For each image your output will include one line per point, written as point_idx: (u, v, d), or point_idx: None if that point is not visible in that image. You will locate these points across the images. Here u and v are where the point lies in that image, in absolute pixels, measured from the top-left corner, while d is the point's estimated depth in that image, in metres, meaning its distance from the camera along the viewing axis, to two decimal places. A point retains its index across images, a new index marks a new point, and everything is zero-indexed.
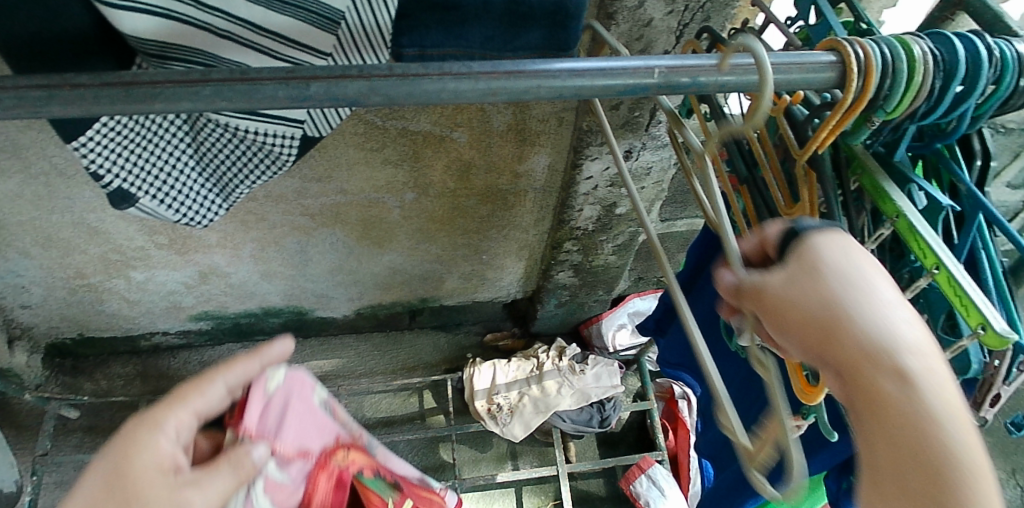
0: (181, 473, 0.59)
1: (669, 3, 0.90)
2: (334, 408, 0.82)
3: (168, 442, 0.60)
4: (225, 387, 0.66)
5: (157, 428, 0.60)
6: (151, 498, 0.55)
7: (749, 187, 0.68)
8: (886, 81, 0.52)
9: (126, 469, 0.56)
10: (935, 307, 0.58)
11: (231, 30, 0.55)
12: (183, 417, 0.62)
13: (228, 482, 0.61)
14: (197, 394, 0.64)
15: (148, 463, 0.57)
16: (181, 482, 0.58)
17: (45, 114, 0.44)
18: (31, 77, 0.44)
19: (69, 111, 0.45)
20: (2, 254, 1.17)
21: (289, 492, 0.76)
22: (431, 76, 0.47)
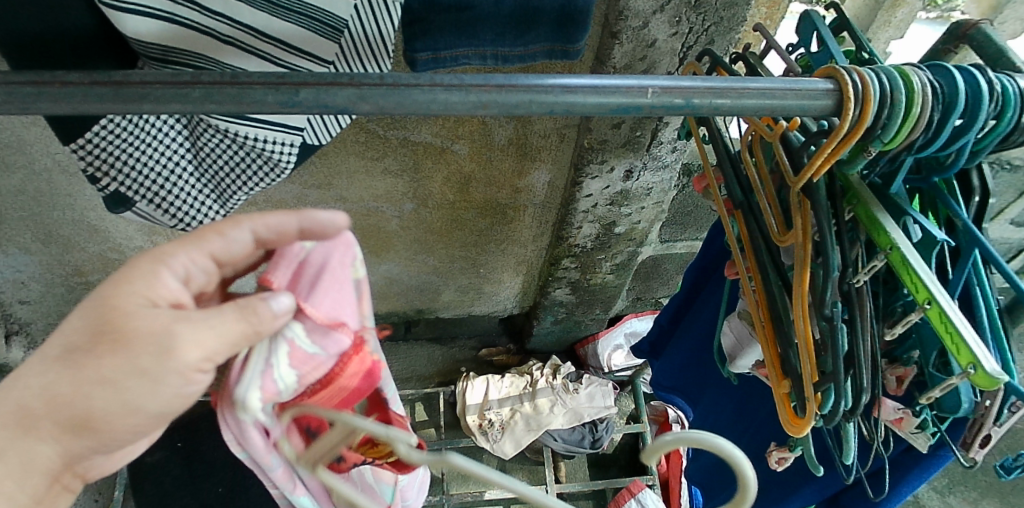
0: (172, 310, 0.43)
1: (672, 24, 0.90)
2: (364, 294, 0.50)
3: (172, 280, 0.45)
4: (253, 234, 0.46)
5: (161, 261, 0.44)
6: (139, 331, 0.42)
7: (744, 212, 0.67)
8: (883, 112, 0.51)
9: (112, 297, 0.43)
10: (928, 343, 0.57)
11: (233, 36, 0.55)
12: (198, 256, 0.46)
13: (230, 328, 0.41)
14: (215, 233, 0.46)
15: (140, 296, 0.43)
16: (173, 318, 0.42)
17: (34, 110, 0.44)
18: (22, 73, 0.44)
19: (57, 108, 0.44)
20: (2, 250, 1.18)
21: (318, 370, 0.46)
22: (422, 87, 0.47)
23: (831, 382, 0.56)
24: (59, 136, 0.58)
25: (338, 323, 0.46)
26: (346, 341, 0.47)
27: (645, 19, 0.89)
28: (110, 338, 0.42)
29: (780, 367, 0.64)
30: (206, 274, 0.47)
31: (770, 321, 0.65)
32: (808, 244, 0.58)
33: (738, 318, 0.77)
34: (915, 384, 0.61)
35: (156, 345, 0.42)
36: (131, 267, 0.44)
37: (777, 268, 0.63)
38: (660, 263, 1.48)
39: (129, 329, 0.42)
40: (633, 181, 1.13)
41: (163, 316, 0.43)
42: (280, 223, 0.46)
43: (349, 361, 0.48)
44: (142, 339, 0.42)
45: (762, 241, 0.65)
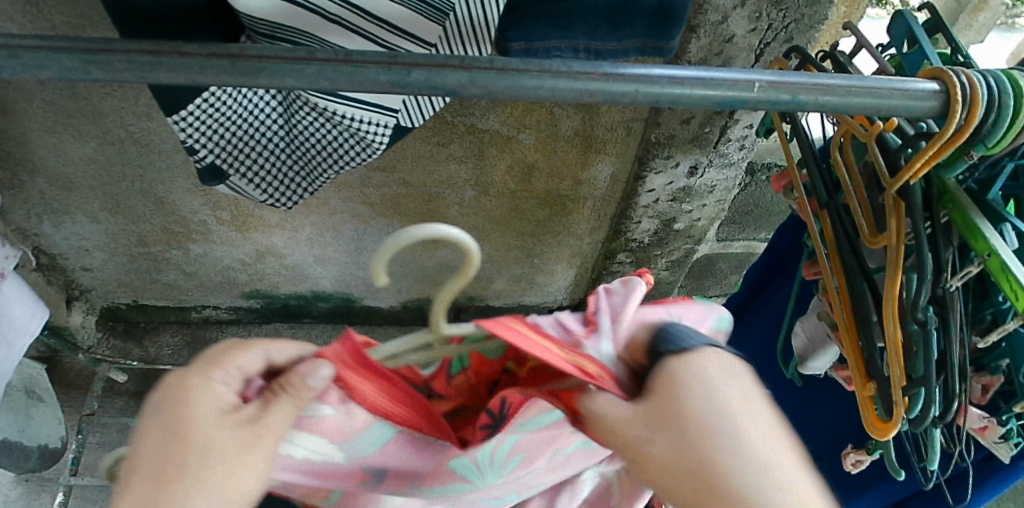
0: (241, 417, 0.40)
1: (752, 19, 0.90)
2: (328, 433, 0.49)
3: (223, 389, 0.41)
4: (265, 356, 0.46)
5: (204, 372, 0.41)
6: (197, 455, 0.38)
7: (829, 212, 0.67)
8: (990, 116, 0.51)
9: (176, 406, 0.39)
10: (1020, 354, 0.56)
11: (342, 15, 0.57)
12: (232, 368, 0.42)
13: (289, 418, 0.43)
14: (230, 350, 0.43)
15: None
16: (240, 427, 0.40)
17: (151, 79, 0.46)
18: (140, 42, 0.46)
19: (173, 78, 0.46)
20: (70, 216, 1.23)
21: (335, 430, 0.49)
22: (531, 72, 0.48)
23: (922, 387, 0.56)
24: (161, 108, 0.61)
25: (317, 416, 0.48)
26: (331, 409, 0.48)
27: (725, 14, 0.88)
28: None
29: (864, 370, 0.64)
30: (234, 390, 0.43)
31: (853, 322, 0.64)
32: (903, 245, 0.57)
33: (814, 318, 0.76)
34: (1001, 394, 0.61)
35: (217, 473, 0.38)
36: (183, 462, 0.37)
37: (864, 271, 0.63)
38: (715, 262, 1.47)
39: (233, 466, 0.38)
40: (697, 177, 1.13)
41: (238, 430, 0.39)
42: (290, 346, 0.47)
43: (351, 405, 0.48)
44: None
45: (847, 241, 0.64)
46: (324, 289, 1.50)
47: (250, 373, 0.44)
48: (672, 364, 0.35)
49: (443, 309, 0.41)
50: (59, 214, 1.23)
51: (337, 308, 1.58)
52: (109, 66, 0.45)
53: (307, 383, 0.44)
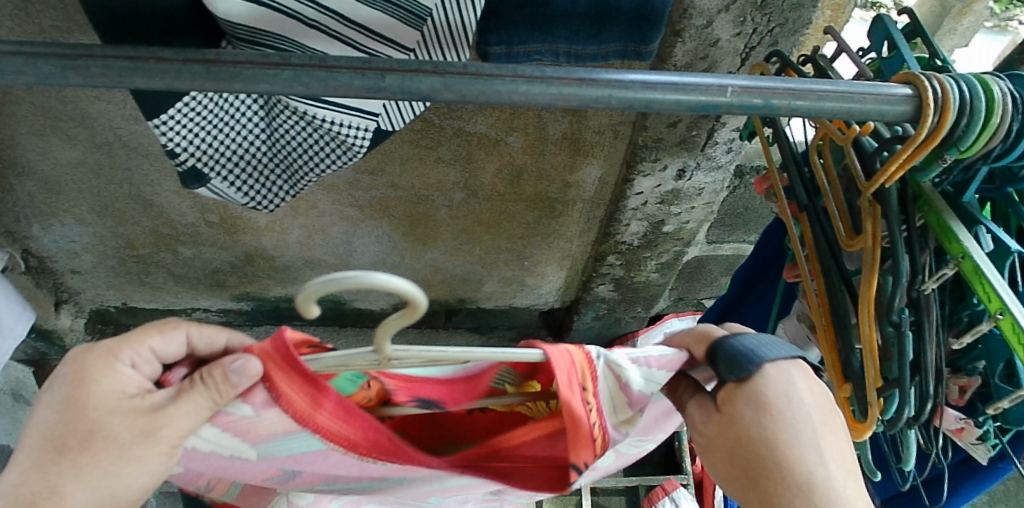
0: (146, 401, 0.51)
1: (737, 23, 0.90)
2: (247, 429, 0.55)
3: (125, 370, 0.51)
4: (186, 339, 0.56)
5: (112, 355, 0.51)
6: (109, 429, 0.50)
7: (808, 215, 0.67)
8: (962, 119, 0.51)
9: (81, 383, 0.50)
10: (995, 355, 0.57)
11: (318, 20, 0.58)
12: (144, 351, 0.53)
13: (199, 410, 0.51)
14: (157, 331, 0.54)
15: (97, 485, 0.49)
16: (141, 409, 0.50)
17: (127, 84, 0.47)
18: (118, 47, 0.46)
19: (150, 83, 0.47)
20: (59, 219, 1.23)
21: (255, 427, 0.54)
22: (505, 77, 0.48)
23: (896, 388, 0.57)
24: (143, 112, 0.62)
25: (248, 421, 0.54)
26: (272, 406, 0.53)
27: (709, 18, 0.89)
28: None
29: (841, 371, 0.64)
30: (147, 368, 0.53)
31: (831, 324, 0.65)
32: (879, 248, 0.58)
33: (794, 320, 0.77)
34: (978, 395, 0.62)
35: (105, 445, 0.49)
36: (83, 444, 0.49)
37: (842, 273, 0.64)
38: (705, 264, 1.48)
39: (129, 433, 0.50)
40: (685, 180, 1.13)
41: (130, 413, 0.50)
42: (212, 336, 0.56)
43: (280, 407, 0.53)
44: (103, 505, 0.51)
45: (827, 244, 0.65)
46: None
47: (164, 355, 0.55)
48: (755, 380, 0.50)
49: (384, 337, 0.43)
50: (48, 217, 1.23)
51: (328, 310, 1.58)
52: (86, 71, 0.46)
53: (230, 378, 0.49)
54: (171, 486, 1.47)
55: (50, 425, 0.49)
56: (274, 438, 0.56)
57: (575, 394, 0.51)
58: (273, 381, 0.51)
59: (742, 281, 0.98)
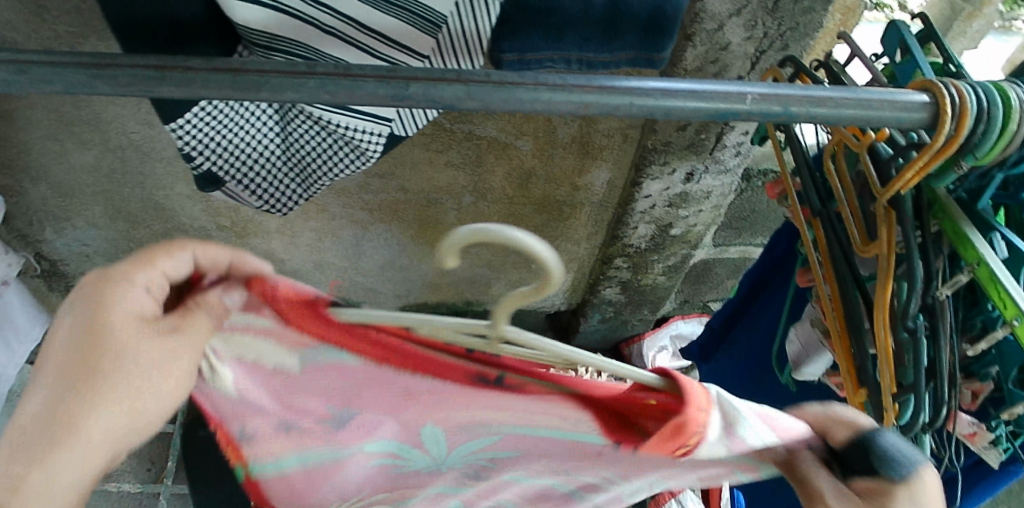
0: (159, 322, 0.51)
1: (748, 28, 0.91)
2: (255, 359, 0.56)
3: (141, 294, 0.51)
4: (192, 259, 0.54)
5: (130, 278, 0.50)
6: (132, 349, 0.50)
7: (822, 220, 0.68)
8: (979, 126, 0.51)
9: (95, 306, 0.49)
10: (1009, 360, 0.58)
11: (336, 27, 0.58)
12: (158, 275, 0.52)
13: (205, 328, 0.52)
14: (162, 255, 0.52)
15: (114, 408, 0.50)
16: (157, 331, 0.51)
17: (154, 93, 0.47)
18: (145, 57, 0.47)
19: (177, 92, 0.47)
20: (71, 223, 1.24)
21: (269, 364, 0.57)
22: (527, 85, 0.49)
23: (911, 393, 0.57)
24: (159, 116, 0.62)
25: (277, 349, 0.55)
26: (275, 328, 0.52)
27: (720, 22, 0.89)
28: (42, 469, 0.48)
29: (855, 376, 0.65)
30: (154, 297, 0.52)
31: (845, 329, 0.65)
32: (894, 254, 0.58)
33: (807, 325, 0.78)
34: (990, 400, 0.62)
35: (125, 362, 0.49)
36: (99, 363, 0.49)
37: (856, 278, 0.64)
38: (711, 267, 1.48)
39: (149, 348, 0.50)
40: (693, 183, 1.14)
41: (152, 333, 0.50)
42: (219, 254, 0.54)
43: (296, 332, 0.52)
44: (129, 428, 0.52)
45: (841, 249, 0.66)
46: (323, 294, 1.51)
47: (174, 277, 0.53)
48: (908, 483, 0.41)
49: (508, 307, 0.42)
50: (60, 221, 1.23)
51: None
52: (113, 80, 0.46)
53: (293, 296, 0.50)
54: (181, 488, 1.48)
55: (68, 342, 0.49)
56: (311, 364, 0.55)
57: (682, 418, 0.44)
58: (291, 307, 0.50)
59: (749, 285, 1.00)
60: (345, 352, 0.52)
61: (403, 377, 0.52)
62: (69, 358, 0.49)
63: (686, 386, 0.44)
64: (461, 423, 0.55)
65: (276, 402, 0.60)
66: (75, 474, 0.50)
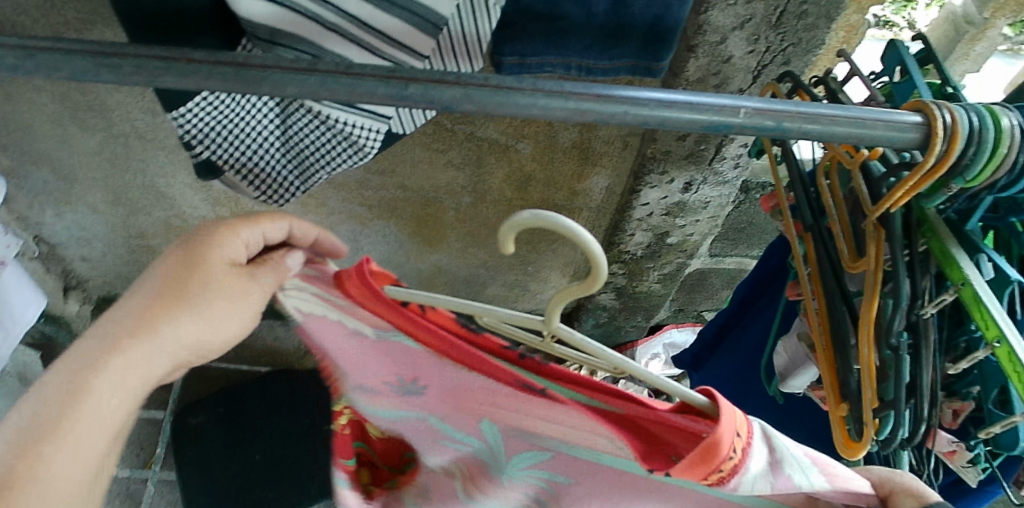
0: (243, 271, 0.60)
1: (750, 41, 0.92)
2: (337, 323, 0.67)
3: (238, 247, 0.60)
4: (289, 228, 0.64)
5: (232, 230, 0.60)
6: (219, 287, 0.59)
7: (814, 235, 0.68)
8: (970, 149, 0.52)
9: (200, 255, 0.58)
10: (990, 381, 0.58)
11: (339, 24, 0.59)
12: (247, 239, 0.61)
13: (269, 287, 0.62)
14: (258, 221, 0.61)
15: (189, 326, 0.59)
16: (247, 276, 0.61)
17: (158, 83, 0.48)
18: (150, 47, 0.48)
19: (181, 82, 0.48)
20: (72, 207, 1.25)
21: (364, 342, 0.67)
22: (525, 91, 0.49)
23: (892, 409, 0.58)
24: (163, 105, 0.64)
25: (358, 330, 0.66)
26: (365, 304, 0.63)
27: (723, 35, 0.90)
28: (53, 442, 0.56)
29: (838, 391, 0.66)
30: (246, 252, 0.62)
31: (831, 344, 0.66)
32: (882, 271, 0.59)
33: (794, 340, 0.79)
34: (971, 419, 0.63)
35: (223, 301, 0.60)
36: (185, 294, 0.58)
37: (845, 294, 0.65)
38: (707, 277, 1.49)
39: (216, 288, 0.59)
40: (691, 193, 1.14)
41: (235, 276, 0.60)
42: (308, 229, 0.66)
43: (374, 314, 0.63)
44: (200, 341, 0.61)
45: (830, 265, 0.66)
46: None
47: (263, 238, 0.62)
48: None
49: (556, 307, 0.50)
50: (61, 205, 1.24)
51: None
52: (120, 69, 0.47)
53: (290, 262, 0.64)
54: (170, 474, 1.50)
55: (163, 275, 0.58)
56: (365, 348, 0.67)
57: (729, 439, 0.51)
58: (361, 292, 0.62)
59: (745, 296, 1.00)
60: (406, 336, 0.63)
61: (464, 374, 0.62)
62: (170, 291, 0.58)
63: (727, 408, 0.52)
64: (519, 429, 0.62)
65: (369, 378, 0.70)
66: (108, 402, 0.59)
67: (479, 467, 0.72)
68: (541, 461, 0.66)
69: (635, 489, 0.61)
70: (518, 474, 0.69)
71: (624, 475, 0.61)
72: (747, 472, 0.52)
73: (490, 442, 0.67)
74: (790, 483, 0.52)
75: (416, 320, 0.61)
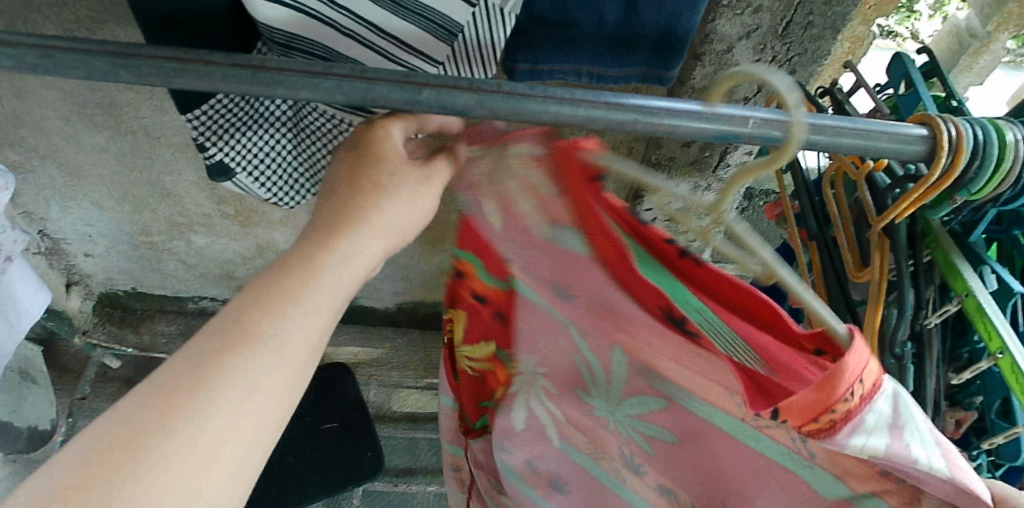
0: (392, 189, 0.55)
1: (756, 51, 0.92)
2: (507, 202, 0.61)
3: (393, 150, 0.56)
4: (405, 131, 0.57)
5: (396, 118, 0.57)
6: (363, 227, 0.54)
7: (817, 244, 0.69)
8: (975, 161, 0.53)
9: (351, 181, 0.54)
10: (992, 392, 0.59)
11: (353, 30, 0.60)
12: (399, 134, 0.57)
13: (426, 206, 0.57)
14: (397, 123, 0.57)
15: (385, 214, 0.55)
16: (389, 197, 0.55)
17: (174, 84, 0.48)
18: (167, 48, 0.48)
19: (197, 84, 0.48)
20: (77, 203, 1.25)
21: (526, 231, 0.63)
22: (536, 98, 0.50)
23: None
24: (177, 106, 0.65)
25: (534, 211, 0.61)
26: (563, 178, 0.56)
27: (730, 44, 0.91)
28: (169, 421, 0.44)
29: None
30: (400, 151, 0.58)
31: None
32: (885, 281, 0.59)
33: None
34: (975, 428, 0.64)
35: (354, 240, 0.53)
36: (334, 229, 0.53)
37: (848, 303, 0.66)
38: None
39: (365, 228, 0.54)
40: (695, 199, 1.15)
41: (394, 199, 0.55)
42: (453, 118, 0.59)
43: (569, 196, 0.57)
44: (331, 299, 0.52)
45: (834, 274, 0.67)
46: None
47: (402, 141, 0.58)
48: None
49: (734, 182, 0.50)
50: (67, 200, 1.25)
51: None
52: (137, 70, 0.48)
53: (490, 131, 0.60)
54: None
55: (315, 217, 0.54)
56: (547, 230, 0.61)
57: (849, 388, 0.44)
58: (565, 170, 0.55)
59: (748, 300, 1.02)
60: (581, 238, 0.59)
61: (619, 283, 0.60)
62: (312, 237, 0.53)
63: (858, 348, 0.43)
64: (647, 366, 0.68)
65: (532, 268, 0.67)
66: (315, 322, 0.51)
67: (575, 404, 0.81)
68: (652, 411, 0.73)
69: (720, 439, 0.67)
70: (620, 421, 0.76)
71: (731, 439, 0.65)
72: (862, 425, 0.44)
73: (609, 368, 0.73)
74: (905, 454, 0.44)
75: (607, 210, 0.55)
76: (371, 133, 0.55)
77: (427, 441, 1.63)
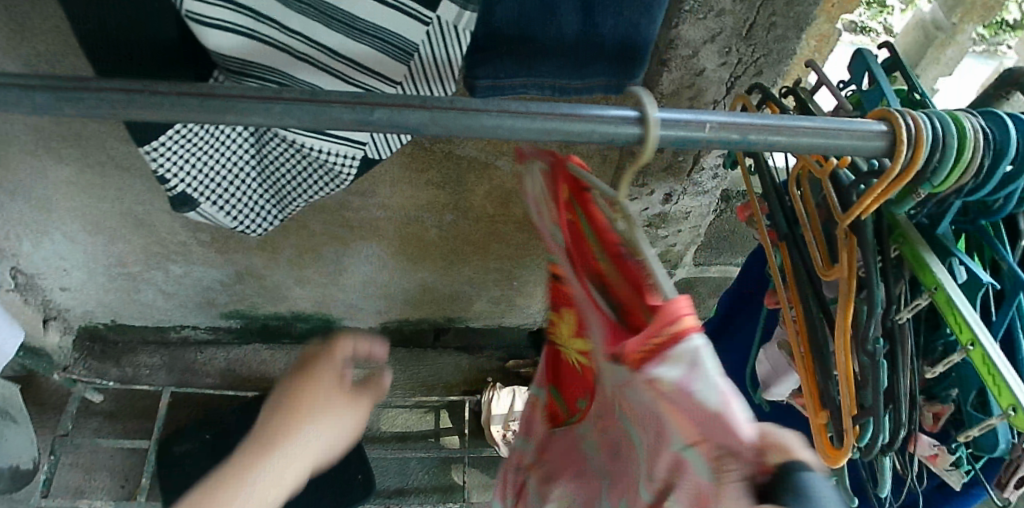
0: (341, 380, 0.66)
1: (722, 54, 0.93)
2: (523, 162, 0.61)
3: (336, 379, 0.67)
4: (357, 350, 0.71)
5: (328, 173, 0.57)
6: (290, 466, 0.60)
7: (788, 243, 0.69)
8: (935, 155, 0.52)
9: (293, 395, 0.63)
10: (968, 383, 0.59)
11: (309, 54, 0.61)
12: (348, 354, 0.69)
13: (350, 423, 0.65)
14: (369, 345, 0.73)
15: (302, 441, 0.61)
16: (335, 393, 0.65)
17: (122, 115, 0.47)
18: (114, 80, 0.47)
19: (145, 114, 0.47)
20: (49, 237, 1.23)
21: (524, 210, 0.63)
22: (490, 112, 0.49)
23: (871, 416, 0.59)
24: (134, 138, 0.62)
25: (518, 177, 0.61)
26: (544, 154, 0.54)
27: (695, 48, 0.91)
28: None
29: (818, 398, 0.67)
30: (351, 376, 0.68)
31: (808, 351, 0.67)
32: (856, 279, 0.59)
33: (775, 347, 0.79)
34: (952, 422, 0.63)
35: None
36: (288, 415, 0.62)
37: (820, 301, 0.66)
38: (693, 286, 1.50)
39: (309, 429, 0.62)
40: (673, 204, 1.15)
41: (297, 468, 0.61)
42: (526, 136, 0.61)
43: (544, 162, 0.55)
44: (279, 486, 0.59)
45: (806, 273, 0.67)
46: (303, 310, 1.52)
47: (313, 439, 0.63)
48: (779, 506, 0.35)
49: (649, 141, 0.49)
50: (38, 235, 1.23)
51: (317, 329, 1.59)
52: (81, 103, 0.47)
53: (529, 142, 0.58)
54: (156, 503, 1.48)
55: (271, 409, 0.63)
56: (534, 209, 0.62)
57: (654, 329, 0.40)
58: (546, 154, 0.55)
59: (731, 302, 1.01)
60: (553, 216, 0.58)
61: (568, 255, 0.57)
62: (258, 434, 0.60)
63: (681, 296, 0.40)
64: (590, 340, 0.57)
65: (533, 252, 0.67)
66: (276, 487, 0.59)
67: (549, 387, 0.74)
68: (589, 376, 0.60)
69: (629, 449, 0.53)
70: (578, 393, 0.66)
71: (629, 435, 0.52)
72: (665, 356, 0.39)
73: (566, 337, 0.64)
74: (688, 389, 0.38)
75: (558, 185, 0.53)
76: (324, 353, 0.67)
77: (418, 460, 1.62)
